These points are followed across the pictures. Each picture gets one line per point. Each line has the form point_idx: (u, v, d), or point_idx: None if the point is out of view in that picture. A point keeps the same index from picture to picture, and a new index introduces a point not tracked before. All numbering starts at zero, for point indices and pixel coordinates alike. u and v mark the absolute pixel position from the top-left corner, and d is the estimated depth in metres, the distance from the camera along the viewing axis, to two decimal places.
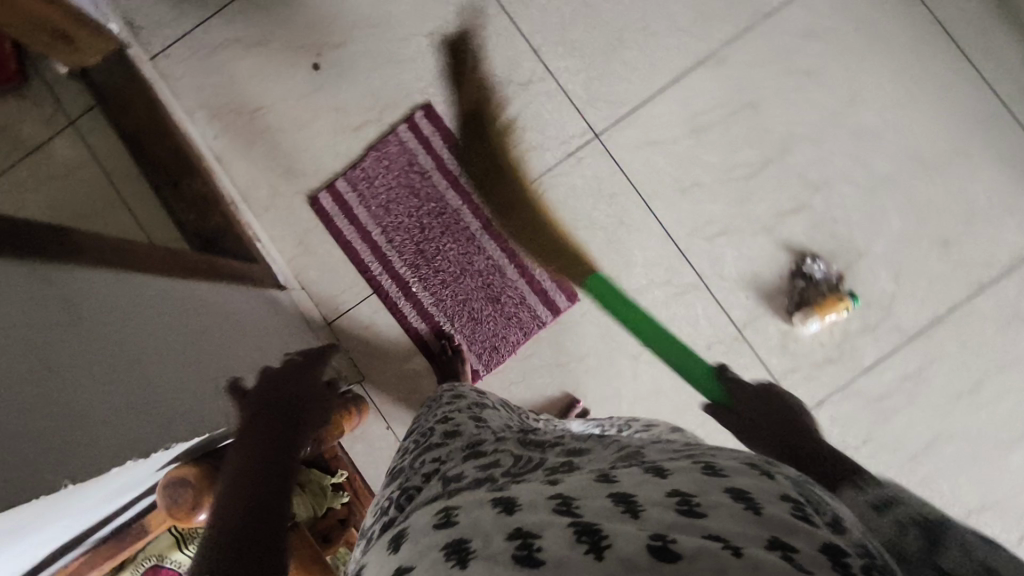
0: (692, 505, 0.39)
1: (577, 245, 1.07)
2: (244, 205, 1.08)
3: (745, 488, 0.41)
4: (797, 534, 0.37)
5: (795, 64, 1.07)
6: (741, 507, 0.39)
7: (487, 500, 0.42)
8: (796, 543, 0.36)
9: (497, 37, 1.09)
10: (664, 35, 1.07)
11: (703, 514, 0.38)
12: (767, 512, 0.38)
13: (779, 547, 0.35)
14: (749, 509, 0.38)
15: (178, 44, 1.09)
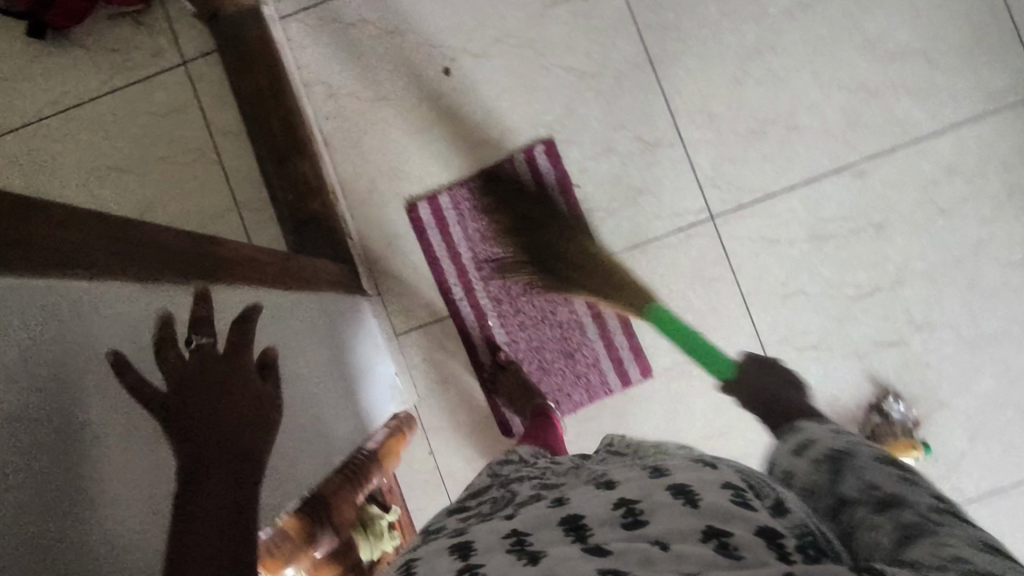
0: (636, 513, 0.45)
1: None
2: (341, 194, 1.04)
3: (687, 483, 0.47)
4: (733, 521, 0.44)
5: (931, 198, 1.03)
6: (680, 502, 0.45)
7: (450, 542, 0.47)
8: (732, 528, 0.43)
9: (638, 90, 1.04)
10: (806, 134, 1.04)
11: (646, 521, 0.44)
12: (702, 503, 0.45)
13: (714, 537, 0.42)
14: (686, 504, 0.45)
15: (311, 11, 1.04)
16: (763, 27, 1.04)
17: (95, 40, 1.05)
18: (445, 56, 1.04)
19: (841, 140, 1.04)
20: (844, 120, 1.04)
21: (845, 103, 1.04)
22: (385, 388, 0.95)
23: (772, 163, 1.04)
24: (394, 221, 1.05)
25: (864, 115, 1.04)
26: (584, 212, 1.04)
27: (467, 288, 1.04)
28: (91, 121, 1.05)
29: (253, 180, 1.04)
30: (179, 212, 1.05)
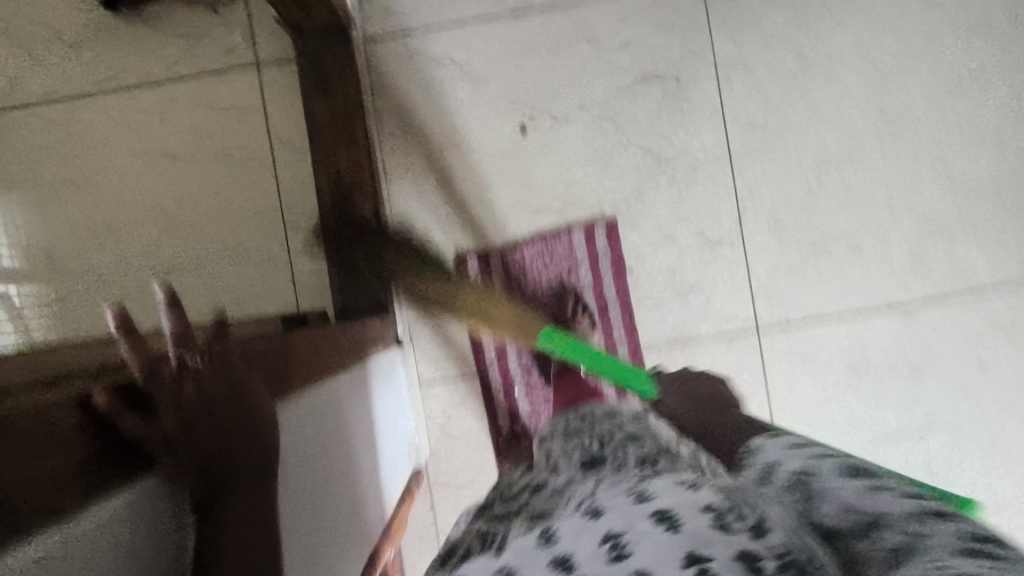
0: (619, 546, 0.43)
1: None
2: (393, 233, 1.02)
3: (668, 508, 0.45)
4: (717, 549, 0.41)
5: (977, 350, 1.01)
6: (661, 529, 0.43)
7: None
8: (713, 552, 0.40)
9: (714, 185, 1.00)
10: (872, 264, 1.00)
11: (628, 553, 0.42)
12: (684, 527, 0.43)
13: (696, 563, 0.40)
14: (668, 530, 0.43)
15: (397, 41, 1.01)
16: (846, 138, 0.99)
17: (165, 21, 0.99)
18: (524, 113, 1.02)
19: (897, 272, 1.00)
20: (911, 262, 1.00)
21: (909, 233, 1.00)
22: (405, 451, 0.92)
23: (827, 285, 1.01)
24: (440, 269, 1.03)
25: (930, 258, 1.00)
26: (632, 298, 1.03)
27: (500, 351, 1.04)
28: (149, 104, 1.00)
29: (306, 199, 0.99)
30: (223, 215, 1.00)
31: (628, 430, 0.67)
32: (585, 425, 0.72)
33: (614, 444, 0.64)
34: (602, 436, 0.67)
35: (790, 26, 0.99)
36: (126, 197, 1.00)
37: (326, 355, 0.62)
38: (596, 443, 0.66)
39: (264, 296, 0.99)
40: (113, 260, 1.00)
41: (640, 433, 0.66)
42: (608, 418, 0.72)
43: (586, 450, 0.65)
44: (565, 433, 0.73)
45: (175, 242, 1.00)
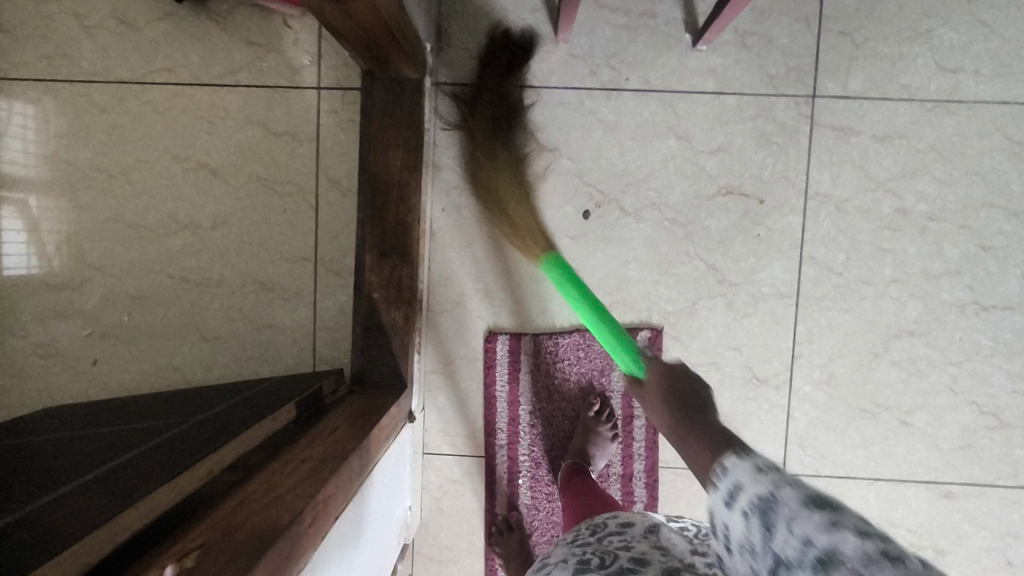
0: None
1: None
2: (426, 294, 0.95)
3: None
4: None
5: (1005, 549, 0.97)
6: None
7: None
8: None
9: (772, 318, 0.95)
10: (917, 435, 0.96)
11: None
12: None
13: None
14: None
15: (473, 91, 0.93)
16: (928, 309, 0.94)
17: (236, 23, 0.93)
18: (591, 199, 0.94)
19: (946, 457, 0.96)
20: (959, 438, 0.96)
21: (968, 422, 0.95)
22: (398, 532, 0.88)
23: (867, 450, 0.96)
24: (466, 341, 0.96)
25: (980, 440, 0.95)
26: None
27: (511, 439, 0.97)
28: (198, 106, 0.94)
29: (342, 238, 0.95)
30: (254, 237, 0.95)
31: (637, 552, 0.63)
32: (595, 540, 0.69)
33: (609, 569, 0.61)
34: (604, 557, 0.64)
35: (896, 170, 0.93)
36: (158, 196, 0.95)
37: (335, 503, 0.56)
38: (596, 560, 0.64)
39: (281, 327, 0.96)
40: (134, 261, 0.95)
41: (647, 558, 0.62)
42: (615, 535, 0.69)
43: (583, 562, 0.65)
44: (572, 543, 0.71)
45: (200, 254, 0.95)
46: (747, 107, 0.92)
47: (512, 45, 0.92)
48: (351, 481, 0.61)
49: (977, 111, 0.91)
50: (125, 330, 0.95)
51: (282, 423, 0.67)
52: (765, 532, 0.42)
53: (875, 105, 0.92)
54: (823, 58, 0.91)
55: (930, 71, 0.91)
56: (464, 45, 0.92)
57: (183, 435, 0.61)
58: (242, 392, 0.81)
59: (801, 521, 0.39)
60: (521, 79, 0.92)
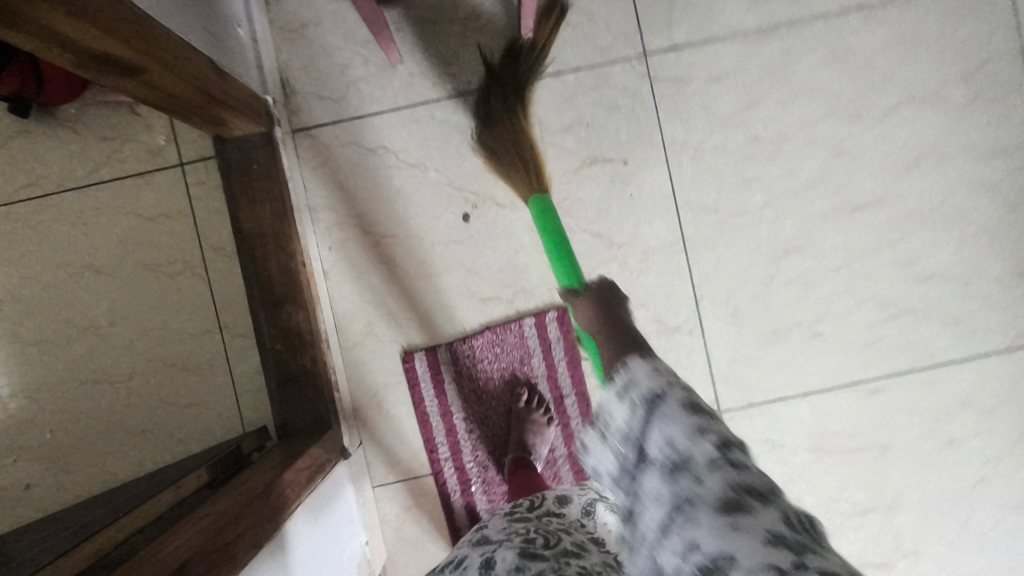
0: None
1: None
2: (334, 332, 0.97)
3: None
4: None
5: (941, 426, 1.00)
6: None
7: None
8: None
9: (666, 269, 0.98)
10: (831, 343, 0.99)
11: None
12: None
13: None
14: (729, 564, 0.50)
15: (329, 128, 0.96)
16: (805, 222, 0.98)
17: (87, 123, 0.95)
18: (466, 201, 0.97)
19: (863, 356, 0.99)
20: (869, 334, 0.99)
21: (873, 317, 0.99)
22: (356, 570, 0.88)
23: (789, 369, 0.99)
24: (385, 368, 0.98)
25: (889, 331, 0.99)
26: (589, 387, 0.98)
27: (453, 450, 0.98)
28: (69, 211, 0.95)
29: (238, 301, 0.96)
30: (154, 321, 0.96)
31: (577, 539, 0.69)
32: (533, 519, 0.72)
33: (556, 552, 0.63)
34: (547, 535, 0.68)
35: (739, 103, 0.97)
36: (51, 306, 0.96)
37: (238, 553, 0.57)
38: (540, 538, 0.66)
39: (201, 403, 0.96)
40: (43, 376, 0.95)
41: (586, 547, 0.68)
42: (555, 518, 0.73)
43: (528, 538, 0.67)
44: (511, 518, 0.74)
45: (106, 352, 0.96)
46: (586, 80, 0.97)
47: (353, 78, 0.96)
48: (258, 527, 0.61)
49: (797, 31, 0.97)
50: (46, 447, 0.94)
51: (189, 490, 0.67)
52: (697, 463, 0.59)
53: (703, 49, 0.97)
54: (643, 18, 0.96)
55: (744, 6, 0.97)
56: (307, 90, 0.95)
57: (85, 526, 0.62)
58: (165, 473, 0.81)
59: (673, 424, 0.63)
60: (373, 106, 0.96)
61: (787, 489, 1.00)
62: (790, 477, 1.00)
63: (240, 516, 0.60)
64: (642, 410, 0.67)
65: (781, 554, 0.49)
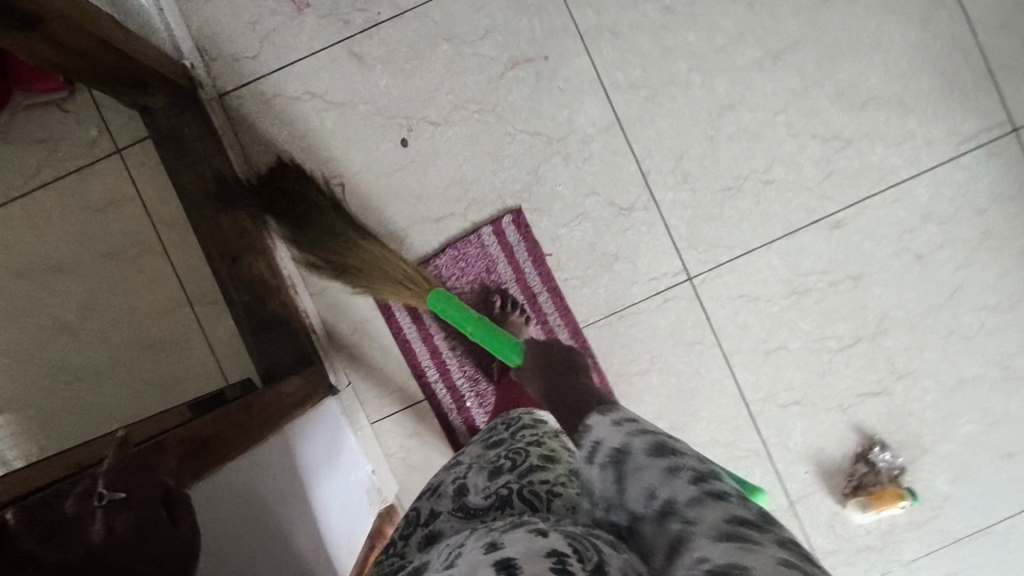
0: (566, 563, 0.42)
1: (631, 386, 1.03)
2: (302, 282, 0.99)
3: (513, 556, 0.42)
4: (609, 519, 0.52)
5: (908, 245, 1.01)
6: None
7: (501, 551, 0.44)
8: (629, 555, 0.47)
9: (609, 151, 1.00)
10: (784, 188, 1.01)
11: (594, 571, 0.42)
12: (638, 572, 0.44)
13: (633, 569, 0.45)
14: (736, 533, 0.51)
15: (253, 85, 0.97)
16: (733, 76, 1.00)
17: (19, 131, 0.96)
18: (402, 127, 0.99)
19: (817, 193, 1.01)
20: (819, 172, 1.01)
21: (819, 154, 1.00)
22: (366, 494, 0.92)
23: (749, 221, 1.01)
24: (359, 305, 1.00)
25: (838, 164, 1.01)
26: (558, 281, 1.01)
27: (441, 370, 1.00)
28: (20, 219, 0.97)
29: (201, 270, 0.97)
30: (124, 309, 0.97)
31: (545, 449, 0.65)
32: (506, 435, 0.70)
33: (522, 470, 0.61)
34: (514, 454, 0.64)
35: None
36: (22, 315, 0.97)
37: (218, 450, 0.59)
38: (507, 461, 0.63)
39: (187, 376, 0.97)
40: (28, 386, 0.96)
41: (553, 457, 0.64)
42: (528, 428, 0.70)
43: (497, 464, 0.64)
44: (486, 440, 0.71)
45: (84, 349, 0.97)
46: None
47: (266, 31, 0.97)
48: (241, 432, 0.64)
49: None
50: (45, 453, 0.95)
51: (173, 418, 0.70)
52: (682, 503, 0.48)
53: None
54: None
55: None
56: (225, 53, 0.97)
57: None
58: None
59: None
60: (291, 55, 0.97)
61: (770, 338, 1.02)
62: (772, 325, 1.02)
63: (223, 417, 0.63)
64: None
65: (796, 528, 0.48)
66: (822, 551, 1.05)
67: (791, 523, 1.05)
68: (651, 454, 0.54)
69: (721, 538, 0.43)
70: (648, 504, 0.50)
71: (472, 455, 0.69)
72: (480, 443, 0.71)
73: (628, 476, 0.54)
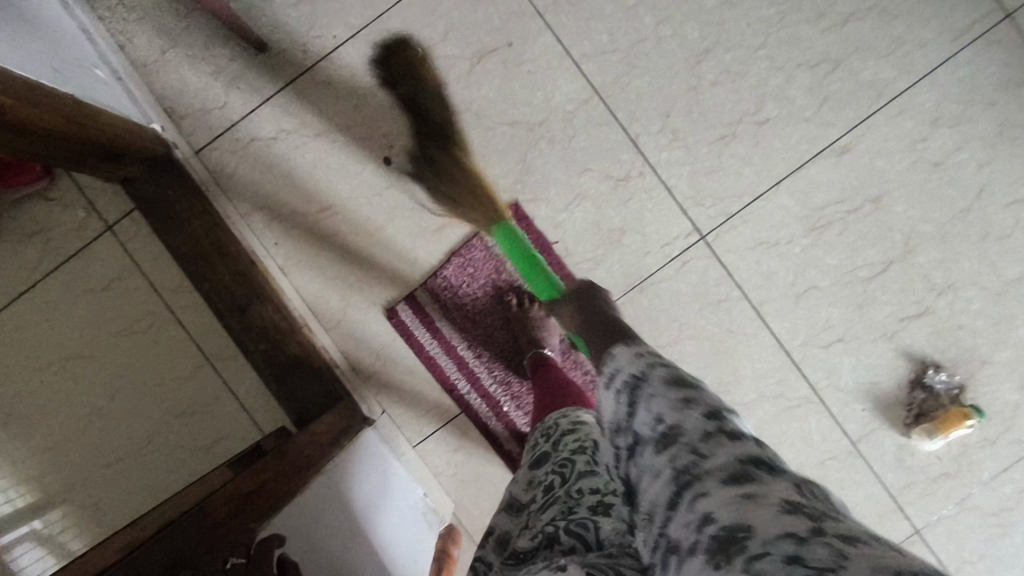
0: None
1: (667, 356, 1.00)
2: (315, 320, 0.98)
3: None
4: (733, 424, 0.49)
5: (923, 155, 0.97)
6: None
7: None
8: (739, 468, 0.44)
9: (595, 125, 0.97)
10: (781, 124, 0.97)
11: None
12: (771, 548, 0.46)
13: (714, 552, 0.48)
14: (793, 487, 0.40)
15: (227, 134, 0.96)
16: (705, 21, 0.96)
17: (11, 228, 0.97)
18: (382, 145, 0.97)
19: (816, 122, 0.97)
20: (814, 100, 0.97)
21: (809, 82, 0.96)
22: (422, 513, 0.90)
23: (752, 165, 0.97)
24: (376, 332, 0.98)
25: (830, 89, 0.96)
26: (570, 266, 0.98)
27: (471, 379, 0.98)
28: (30, 314, 0.97)
29: (215, 329, 0.96)
30: (148, 382, 0.97)
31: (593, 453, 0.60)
32: (552, 444, 0.66)
33: (570, 481, 0.58)
34: (562, 468, 0.60)
35: None
36: (50, 407, 0.96)
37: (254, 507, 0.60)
38: (557, 479, 0.59)
39: (223, 436, 0.96)
40: (70, 477, 0.95)
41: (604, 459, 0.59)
42: (571, 433, 0.67)
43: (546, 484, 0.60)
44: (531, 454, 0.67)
45: (118, 428, 0.96)
46: None
47: (229, 78, 0.96)
48: (277, 481, 0.63)
49: None
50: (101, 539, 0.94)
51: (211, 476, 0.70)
52: (690, 435, 0.46)
53: None
54: None
55: None
56: (192, 108, 0.96)
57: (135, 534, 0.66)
58: None
59: (658, 402, 0.51)
60: (259, 95, 0.96)
61: (797, 281, 0.98)
62: (797, 267, 0.98)
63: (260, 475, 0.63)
64: (626, 398, 0.54)
65: (797, 523, 0.35)
66: (896, 487, 1.01)
67: (858, 465, 1.01)
68: (668, 383, 0.52)
69: (727, 481, 0.41)
70: (654, 428, 0.49)
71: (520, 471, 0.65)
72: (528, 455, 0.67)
73: (636, 405, 0.52)
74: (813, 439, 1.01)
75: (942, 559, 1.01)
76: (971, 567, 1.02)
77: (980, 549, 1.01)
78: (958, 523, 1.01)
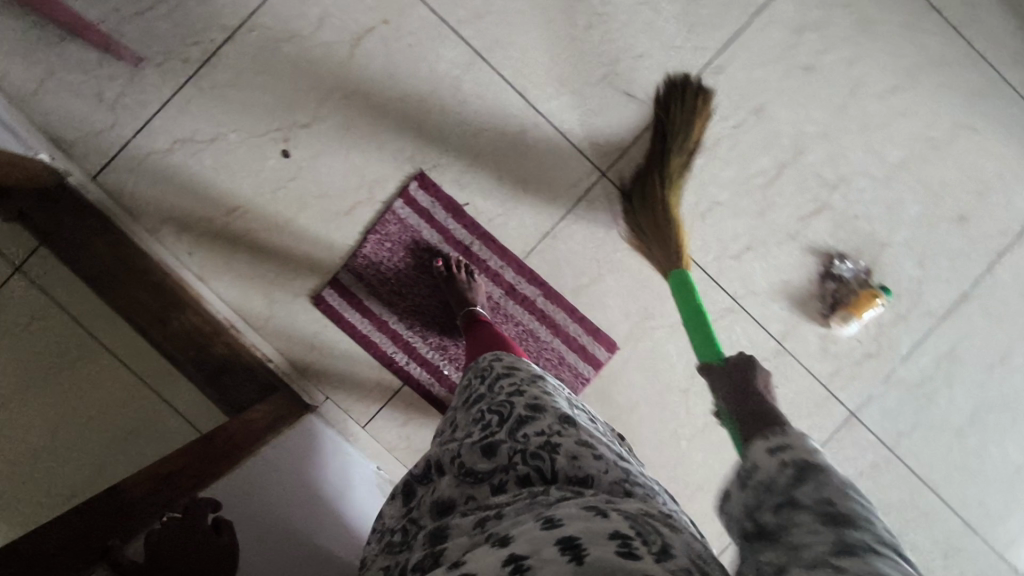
0: (631, 547, 0.41)
1: (591, 294, 1.04)
2: (243, 322, 0.99)
3: (574, 536, 0.42)
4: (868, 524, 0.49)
5: (793, 61, 1.02)
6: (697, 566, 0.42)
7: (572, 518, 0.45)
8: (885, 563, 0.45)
9: (482, 85, 1.00)
10: (658, 55, 1.01)
11: (640, 556, 0.41)
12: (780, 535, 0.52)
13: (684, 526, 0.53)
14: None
15: (121, 154, 0.96)
16: None
17: None
18: (278, 139, 0.98)
19: (690, 47, 1.02)
20: (684, 27, 1.01)
21: (677, 10, 1.01)
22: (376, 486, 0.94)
23: (638, 98, 1.02)
24: (307, 322, 1.00)
25: (698, 13, 1.01)
26: (483, 225, 1.02)
27: (408, 350, 1.01)
28: None
29: (143, 349, 0.97)
30: (86, 415, 0.95)
31: (530, 397, 0.64)
32: (484, 388, 0.70)
33: (511, 421, 0.61)
34: (499, 408, 0.64)
35: None
36: None
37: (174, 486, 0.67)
38: (494, 417, 0.62)
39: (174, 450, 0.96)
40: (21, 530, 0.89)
41: (542, 403, 0.63)
42: (505, 377, 0.70)
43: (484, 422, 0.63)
44: (466, 402, 0.71)
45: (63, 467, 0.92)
46: None
47: (112, 98, 0.95)
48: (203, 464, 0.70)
49: None
50: None
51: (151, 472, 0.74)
52: (864, 518, 0.46)
53: None
54: None
55: None
56: (80, 134, 0.95)
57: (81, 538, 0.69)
58: None
59: (829, 484, 0.49)
60: (146, 111, 0.96)
61: (699, 200, 1.03)
62: (697, 187, 1.03)
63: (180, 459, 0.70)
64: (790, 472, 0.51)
65: None
66: (826, 376, 1.07)
67: (788, 363, 1.06)
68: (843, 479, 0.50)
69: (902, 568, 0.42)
70: (818, 500, 0.48)
71: (462, 415, 0.68)
72: (467, 401, 0.71)
73: (803, 477, 0.50)
74: (743, 347, 1.06)
75: (880, 435, 1.08)
76: (907, 437, 1.09)
77: (912, 418, 1.08)
78: (888, 399, 1.07)
